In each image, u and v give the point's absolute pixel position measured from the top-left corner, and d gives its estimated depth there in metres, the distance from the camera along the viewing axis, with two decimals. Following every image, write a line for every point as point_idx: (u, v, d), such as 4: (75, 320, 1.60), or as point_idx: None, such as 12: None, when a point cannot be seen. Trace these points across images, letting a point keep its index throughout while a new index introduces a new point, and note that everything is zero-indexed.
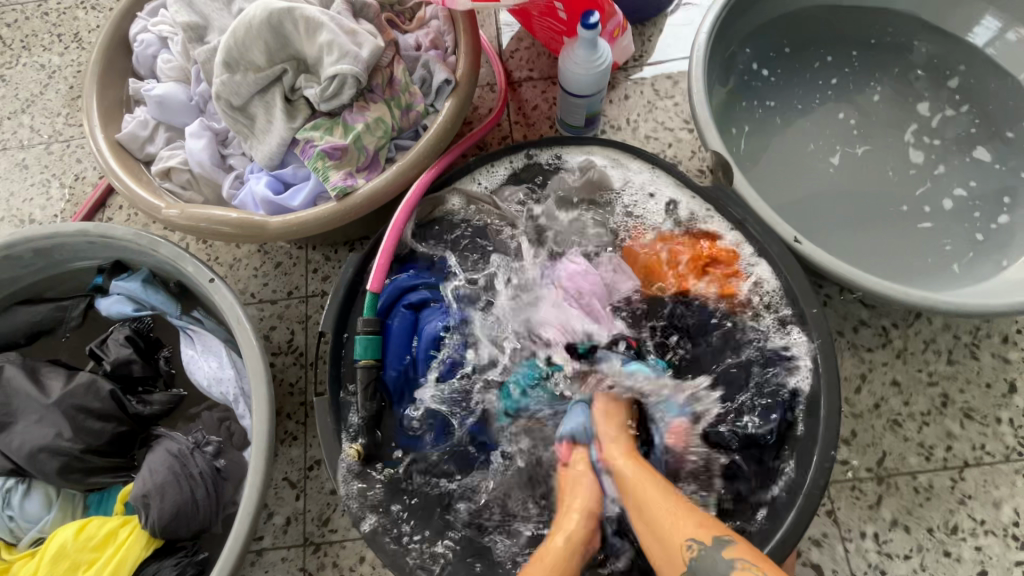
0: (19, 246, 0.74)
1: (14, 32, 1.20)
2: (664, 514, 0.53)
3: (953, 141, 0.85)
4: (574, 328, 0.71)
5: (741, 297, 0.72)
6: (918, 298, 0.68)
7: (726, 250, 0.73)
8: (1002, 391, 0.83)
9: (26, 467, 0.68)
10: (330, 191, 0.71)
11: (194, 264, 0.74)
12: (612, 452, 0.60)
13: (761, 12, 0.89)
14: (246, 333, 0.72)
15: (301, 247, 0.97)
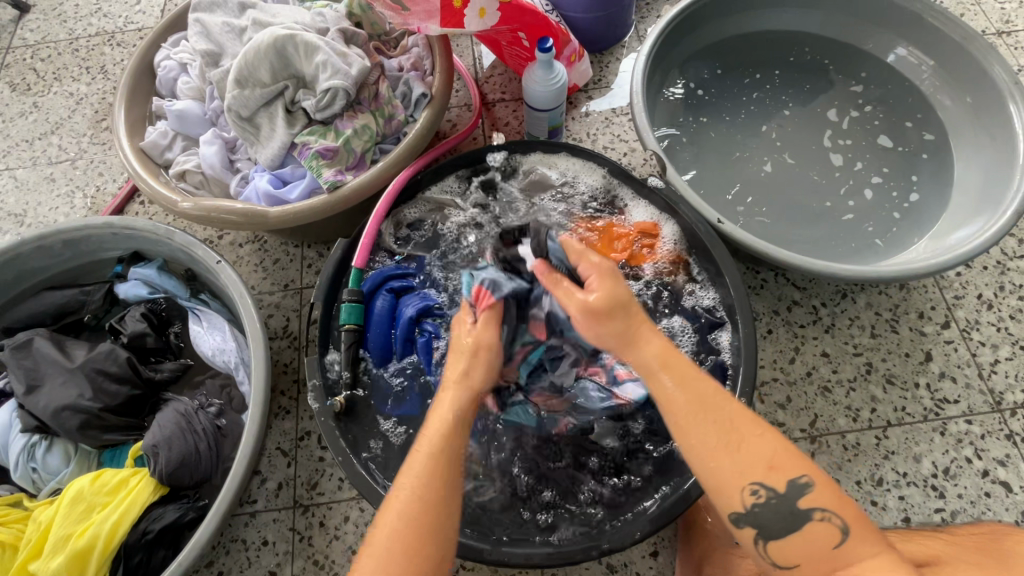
0: (52, 236, 0.86)
1: (47, 67, 1.36)
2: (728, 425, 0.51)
3: (863, 143, 0.98)
4: None
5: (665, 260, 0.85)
6: (825, 267, 0.80)
7: (650, 223, 0.86)
8: (920, 359, 0.93)
9: (50, 424, 0.77)
10: (323, 185, 0.84)
11: (203, 250, 0.85)
12: (636, 340, 0.54)
13: (693, 41, 1.05)
14: (248, 307, 0.83)
15: (298, 245, 1.09)
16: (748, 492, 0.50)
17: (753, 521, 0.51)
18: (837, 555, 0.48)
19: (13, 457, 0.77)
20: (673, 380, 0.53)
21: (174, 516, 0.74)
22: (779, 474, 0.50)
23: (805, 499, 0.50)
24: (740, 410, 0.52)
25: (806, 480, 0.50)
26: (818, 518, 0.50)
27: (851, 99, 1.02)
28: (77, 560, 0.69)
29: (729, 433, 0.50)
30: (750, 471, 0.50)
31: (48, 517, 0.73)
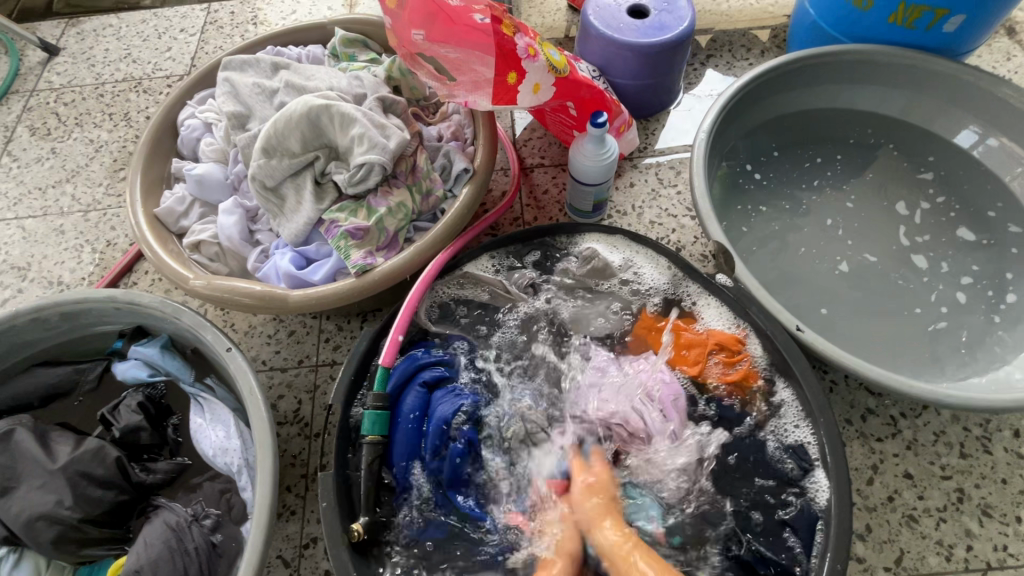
0: (48, 309, 0.78)
1: (69, 111, 1.32)
2: None
3: (945, 236, 0.88)
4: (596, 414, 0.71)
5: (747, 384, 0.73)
6: (924, 391, 0.69)
7: (731, 334, 0.75)
8: (1020, 489, 0.81)
9: (21, 536, 0.67)
10: (351, 268, 0.75)
11: (212, 333, 0.77)
12: (599, 523, 0.62)
13: (751, 116, 0.97)
14: (257, 402, 0.73)
15: (315, 316, 1.00)
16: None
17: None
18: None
19: None
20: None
21: None
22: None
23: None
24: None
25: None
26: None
27: (928, 184, 0.93)
28: None
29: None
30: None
31: None
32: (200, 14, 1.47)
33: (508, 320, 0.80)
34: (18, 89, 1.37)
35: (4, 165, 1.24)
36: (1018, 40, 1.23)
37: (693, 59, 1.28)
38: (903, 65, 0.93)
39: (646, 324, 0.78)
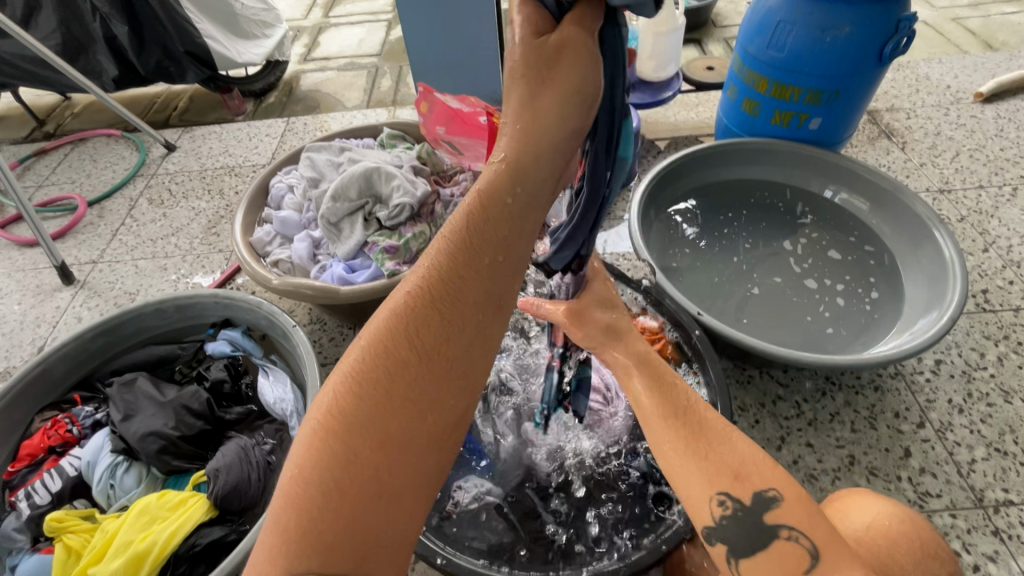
0: (169, 301, 1.10)
1: (178, 188, 1.76)
2: (670, 450, 0.58)
3: (822, 265, 1.19)
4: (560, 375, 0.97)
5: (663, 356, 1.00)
6: (788, 357, 0.94)
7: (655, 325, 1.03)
8: (900, 454, 1.01)
9: (135, 448, 0.93)
10: (384, 271, 1.08)
11: (283, 317, 1.06)
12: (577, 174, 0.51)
13: (679, 186, 1.33)
14: (310, 360, 1.01)
15: (351, 328, 1.30)
16: (717, 503, 0.56)
17: (721, 535, 0.57)
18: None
19: (97, 474, 0.92)
20: (648, 399, 0.62)
21: (219, 534, 0.84)
22: (748, 484, 0.55)
23: (771, 511, 0.55)
24: (718, 419, 0.60)
25: (777, 493, 0.55)
26: (789, 537, 0.54)
27: (808, 230, 1.26)
28: (134, 563, 0.79)
29: (722, 448, 0.58)
30: (717, 478, 0.56)
31: (114, 526, 0.85)
32: (281, 124, 1.97)
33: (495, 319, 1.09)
34: (142, 173, 1.83)
35: (126, 224, 1.65)
36: (894, 141, 1.63)
37: (647, 154, 1.69)
38: (781, 149, 1.30)
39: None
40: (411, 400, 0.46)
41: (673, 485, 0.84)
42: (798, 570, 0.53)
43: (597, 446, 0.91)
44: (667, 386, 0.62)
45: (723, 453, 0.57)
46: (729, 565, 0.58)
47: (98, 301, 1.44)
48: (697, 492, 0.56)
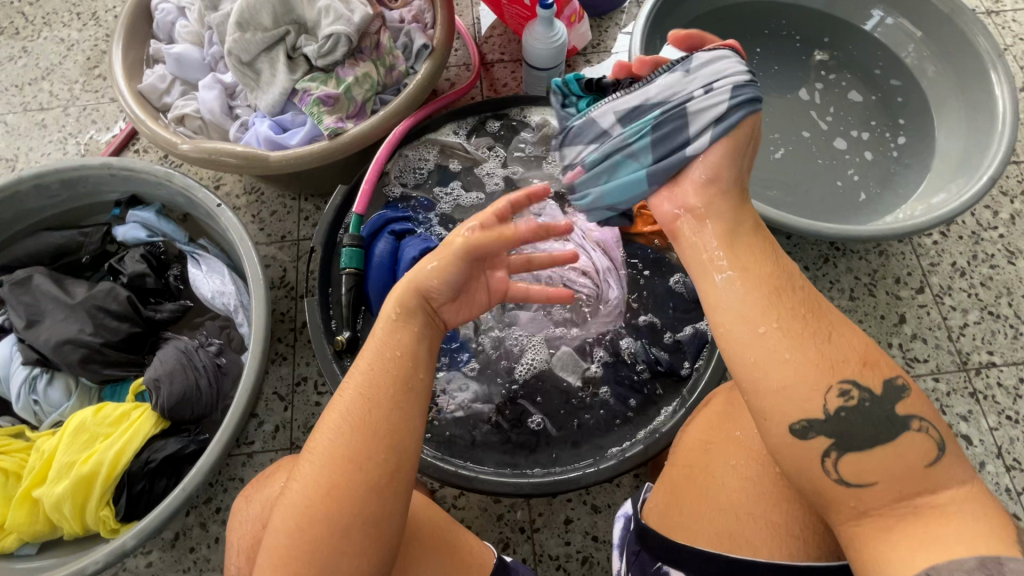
0: (49, 175, 0.86)
1: (35, 10, 1.32)
2: (746, 320, 0.42)
3: (851, 113, 1.01)
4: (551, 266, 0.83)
5: None
6: (802, 225, 0.83)
7: None
8: (894, 321, 0.98)
9: (51, 359, 0.79)
10: (324, 131, 0.85)
11: (203, 192, 0.85)
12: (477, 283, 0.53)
13: (687, 11, 1.05)
14: (248, 249, 0.83)
15: (295, 198, 1.10)
16: (835, 393, 0.40)
17: (833, 430, 0.40)
18: (927, 476, 0.39)
19: (14, 389, 0.79)
20: (741, 281, 0.43)
21: (175, 447, 0.76)
22: (874, 370, 0.41)
23: (900, 400, 0.41)
24: (825, 301, 0.44)
25: (903, 380, 0.42)
26: (918, 429, 0.40)
27: (837, 66, 1.05)
28: (83, 484, 0.72)
29: (843, 336, 0.41)
30: (841, 364, 0.40)
31: (50, 447, 0.74)
32: None
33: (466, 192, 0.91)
34: None
35: None
36: None
37: None
38: None
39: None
40: (354, 570, 0.43)
41: (668, 374, 0.78)
42: (920, 465, 0.39)
43: (588, 334, 0.82)
44: (751, 263, 0.44)
45: (843, 333, 0.42)
46: (818, 465, 0.40)
47: None
48: (808, 379, 0.40)
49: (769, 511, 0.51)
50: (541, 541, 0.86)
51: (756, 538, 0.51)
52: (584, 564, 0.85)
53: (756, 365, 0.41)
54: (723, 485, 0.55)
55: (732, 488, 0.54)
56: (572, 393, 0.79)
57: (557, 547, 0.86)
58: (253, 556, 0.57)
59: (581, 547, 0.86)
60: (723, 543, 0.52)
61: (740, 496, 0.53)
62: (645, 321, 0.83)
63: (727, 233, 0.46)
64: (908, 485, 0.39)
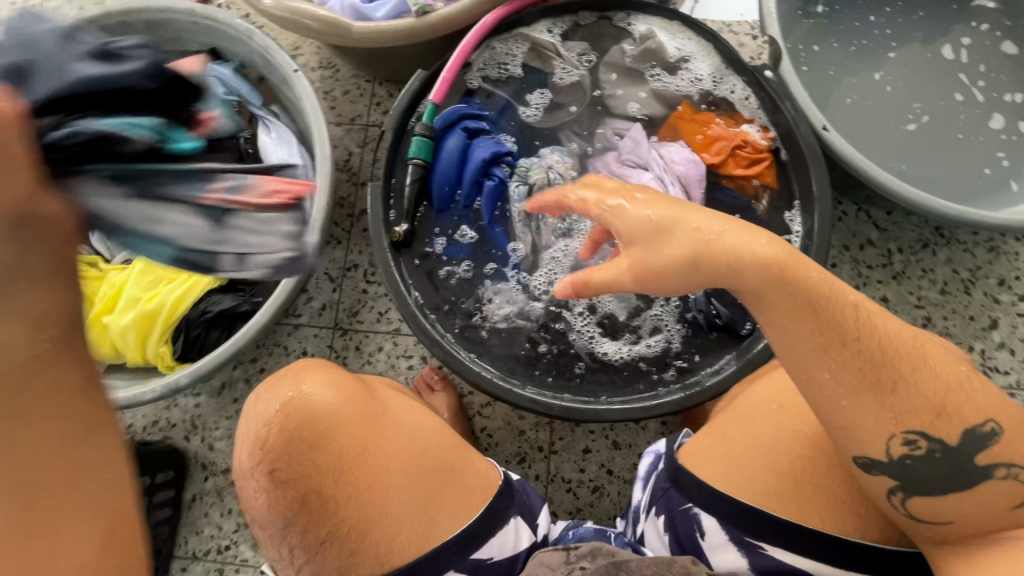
0: (135, 14, 0.85)
1: None
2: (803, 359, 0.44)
3: (1002, 78, 0.87)
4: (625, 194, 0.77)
5: (759, 179, 0.78)
6: (924, 199, 0.72)
7: (758, 140, 0.78)
8: (983, 325, 0.89)
9: None
10: (412, 8, 0.79)
11: (282, 55, 0.83)
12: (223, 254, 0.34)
13: None
14: (320, 122, 0.81)
15: (368, 80, 1.06)
16: (901, 442, 0.43)
17: (900, 471, 0.44)
18: (1008, 516, 0.42)
19: None
20: (805, 340, 0.44)
21: (231, 303, 0.79)
22: (948, 421, 0.42)
23: (986, 450, 0.42)
24: (904, 334, 0.44)
25: (992, 426, 0.42)
26: (1003, 476, 0.42)
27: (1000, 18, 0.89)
28: (146, 319, 0.76)
29: (910, 389, 0.42)
30: (909, 417, 0.42)
31: (120, 281, 0.79)
32: None
33: (540, 102, 0.84)
34: None
35: None
36: None
37: None
38: None
39: (683, 113, 0.80)
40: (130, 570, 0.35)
41: (726, 329, 0.73)
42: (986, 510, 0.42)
43: None
44: (808, 305, 0.43)
45: (916, 385, 0.43)
46: (887, 500, 0.46)
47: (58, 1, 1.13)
48: (873, 432, 0.43)
49: (840, 490, 0.49)
50: (557, 463, 0.88)
51: (807, 506, 0.49)
52: (594, 493, 0.87)
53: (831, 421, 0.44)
54: (790, 453, 0.51)
55: (804, 458, 0.50)
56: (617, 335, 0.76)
57: (571, 472, 0.88)
58: (264, 448, 0.57)
59: (593, 477, 0.87)
60: (771, 501, 0.49)
61: (806, 464, 0.50)
62: None
63: (771, 283, 0.44)
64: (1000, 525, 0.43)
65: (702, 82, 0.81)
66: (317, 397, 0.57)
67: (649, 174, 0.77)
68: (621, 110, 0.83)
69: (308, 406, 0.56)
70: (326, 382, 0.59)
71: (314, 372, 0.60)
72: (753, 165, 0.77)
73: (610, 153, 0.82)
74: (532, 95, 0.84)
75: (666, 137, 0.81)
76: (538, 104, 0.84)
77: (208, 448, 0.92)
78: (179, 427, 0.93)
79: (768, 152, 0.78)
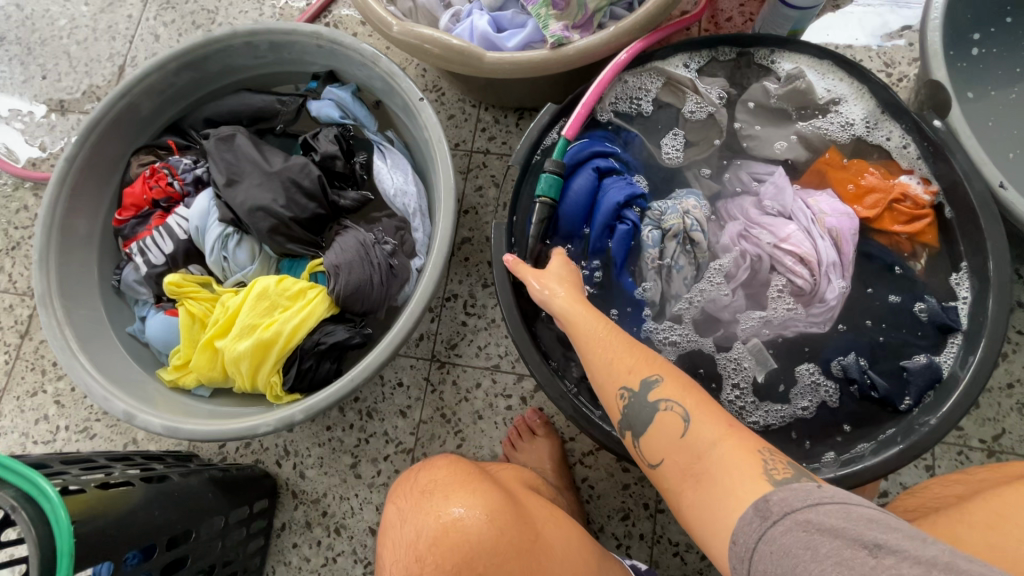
0: (262, 35, 0.84)
1: None
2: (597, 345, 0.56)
3: None
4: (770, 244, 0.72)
5: (918, 237, 0.71)
6: None
7: (920, 194, 0.71)
8: None
9: (244, 221, 0.80)
10: (548, 39, 0.75)
11: (407, 82, 0.80)
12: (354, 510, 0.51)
13: None
14: (443, 154, 0.78)
15: (474, 105, 1.03)
16: (619, 396, 0.54)
17: (628, 423, 0.54)
18: (687, 444, 0.48)
19: (208, 242, 0.82)
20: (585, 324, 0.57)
21: (343, 335, 0.77)
22: (638, 373, 0.53)
23: (651, 394, 0.52)
24: (612, 330, 0.56)
25: (654, 377, 0.52)
26: (665, 410, 0.51)
27: None
28: (260, 348, 0.75)
29: (605, 361, 0.55)
30: (619, 372, 0.54)
31: (235, 305, 0.78)
32: None
33: (676, 149, 0.79)
34: None
35: None
36: None
37: None
38: None
39: (830, 160, 0.75)
40: None
41: (880, 403, 0.67)
42: None
43: (787, 333, 0.72)
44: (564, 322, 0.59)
45: (615, 357, 0.55)
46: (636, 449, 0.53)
47: (173, 16, 1.16)
48: (604, 389, 0.55)
49: None
50: (663, 523, 0.83)
51: None
52: (703, 559, 0.81)
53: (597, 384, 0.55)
54: None
55: None
56: (756, 405, 0.71)
57: (679, 534, 0.82)
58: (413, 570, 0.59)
59: None
60: None
61: None
62: (859, 332, 0.71)
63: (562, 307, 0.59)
64: (681, 454, 0.48)
65: (853, 127, 0.75)
66: (469, 521, 0.58)
67: (794, 225, 0.72)
68: (760, 152, 0.78)
69: (460, 532, 0.58)
70: (473, 501, 0.60)
71: (457, 489, 0.61)
72: (911, 220, 0.71)
73: (747, 198, 0.76)
74: (668, 140, 0.80)
75: (809, 184, 0.76)
76: (674, 147, 0.79)
77: (299, 475, 0.90)
78: (271, 451, 0.92)
79: (929, 206, 0.72)
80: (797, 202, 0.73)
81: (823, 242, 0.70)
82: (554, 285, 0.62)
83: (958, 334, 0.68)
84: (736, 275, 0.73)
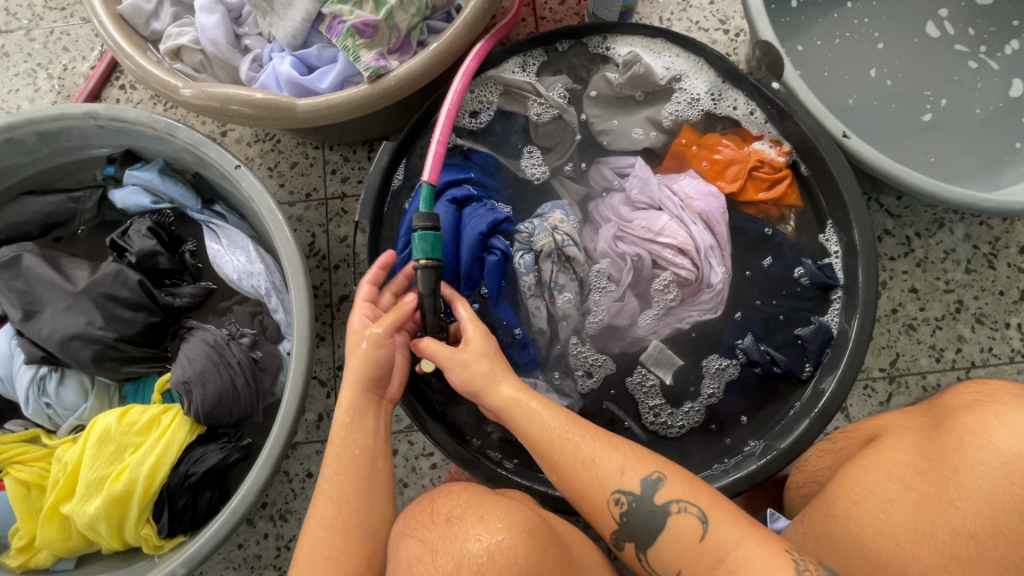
0: (23, 128, 0.69)
1: None
2: (582, 461, 0.51)
3: (1000, 33, 0.80)
4: (650, 241, 0.68)
5: (783, 201, 0.71)
6: (961, 196, 0.67)
7: (775, 157, 0.70)
8: (1014, 298, 0.87)
9: (59, 356, 0.67)
10: (363, 72, 0.66)
11: (217, 151, 0.69)
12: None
13: None
14: (280, 225, 0.68)
15: (317, 147, 0.92)
16: (612, 503, 0.50)
17: (629, 534, 0.50)
18: (706, 549, 0.47)
19: (20, 392, 0.67)
20: (543, 411, 0.52)
21: (217, 456, 0.67)
22: (633, 473, 0.50)
23: (655, 495, 0.49)
24: (584, 428, 0.53)
25: (655, 474, 0.50)
26: (678, 511, 0.48)
27: None
28: (117, 502, 0.63)
29: (581, 461, 0.51)
30: (605, 481, 0.50)
31: (74, 457, 0.65)
32: None
33: (536, 164, 0.74)
34: None
35: None
36: None
37: None
38: None
39: (685, 141, 0.72)
40: None
41: (785, 377, 0.68)
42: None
43: (684, 326, 0.70)
44: (519, 424, 0.53)
45: (599, 466, 0.51)
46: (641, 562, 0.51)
47: None
48: (590, 500, 0.51)
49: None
50: None
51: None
52: None
53: (575, 490, 0.51)
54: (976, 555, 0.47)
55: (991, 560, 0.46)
56: (671, 409, 0.70)
57: None
58: None
59: None
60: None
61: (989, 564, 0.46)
62: (751, 309, 0.70)
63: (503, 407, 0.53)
64: (702, 559, 0.47)
65: (700, 103, 0.73)
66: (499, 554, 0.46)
67: (666, 216, 0.69)
68: (618, 145, 0.74)
69: (498, 563, 0.46)
70: (501, 526, 0.48)
71: (493, 513, 0.50)
72: (773, 185, 0.70)
73: (614, 197, 0.73)
74: (525, 157, 0.74)
75: (671, 169, 0.74)
76: (531, 163, 0.74)
77: None
78: None
79: (787, 168, 0.71)
80: (665, 192, 0.70)
81: (699, 230, 0.68)
82: (476, 361, 0.55)
83: (837, 289, 0.69)
84: (619, 281, 0.69)
